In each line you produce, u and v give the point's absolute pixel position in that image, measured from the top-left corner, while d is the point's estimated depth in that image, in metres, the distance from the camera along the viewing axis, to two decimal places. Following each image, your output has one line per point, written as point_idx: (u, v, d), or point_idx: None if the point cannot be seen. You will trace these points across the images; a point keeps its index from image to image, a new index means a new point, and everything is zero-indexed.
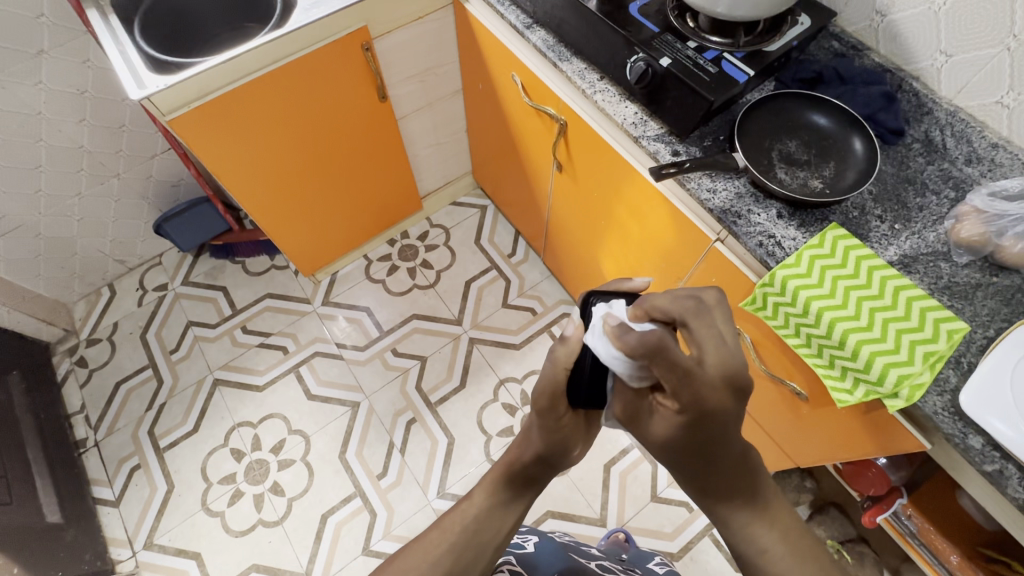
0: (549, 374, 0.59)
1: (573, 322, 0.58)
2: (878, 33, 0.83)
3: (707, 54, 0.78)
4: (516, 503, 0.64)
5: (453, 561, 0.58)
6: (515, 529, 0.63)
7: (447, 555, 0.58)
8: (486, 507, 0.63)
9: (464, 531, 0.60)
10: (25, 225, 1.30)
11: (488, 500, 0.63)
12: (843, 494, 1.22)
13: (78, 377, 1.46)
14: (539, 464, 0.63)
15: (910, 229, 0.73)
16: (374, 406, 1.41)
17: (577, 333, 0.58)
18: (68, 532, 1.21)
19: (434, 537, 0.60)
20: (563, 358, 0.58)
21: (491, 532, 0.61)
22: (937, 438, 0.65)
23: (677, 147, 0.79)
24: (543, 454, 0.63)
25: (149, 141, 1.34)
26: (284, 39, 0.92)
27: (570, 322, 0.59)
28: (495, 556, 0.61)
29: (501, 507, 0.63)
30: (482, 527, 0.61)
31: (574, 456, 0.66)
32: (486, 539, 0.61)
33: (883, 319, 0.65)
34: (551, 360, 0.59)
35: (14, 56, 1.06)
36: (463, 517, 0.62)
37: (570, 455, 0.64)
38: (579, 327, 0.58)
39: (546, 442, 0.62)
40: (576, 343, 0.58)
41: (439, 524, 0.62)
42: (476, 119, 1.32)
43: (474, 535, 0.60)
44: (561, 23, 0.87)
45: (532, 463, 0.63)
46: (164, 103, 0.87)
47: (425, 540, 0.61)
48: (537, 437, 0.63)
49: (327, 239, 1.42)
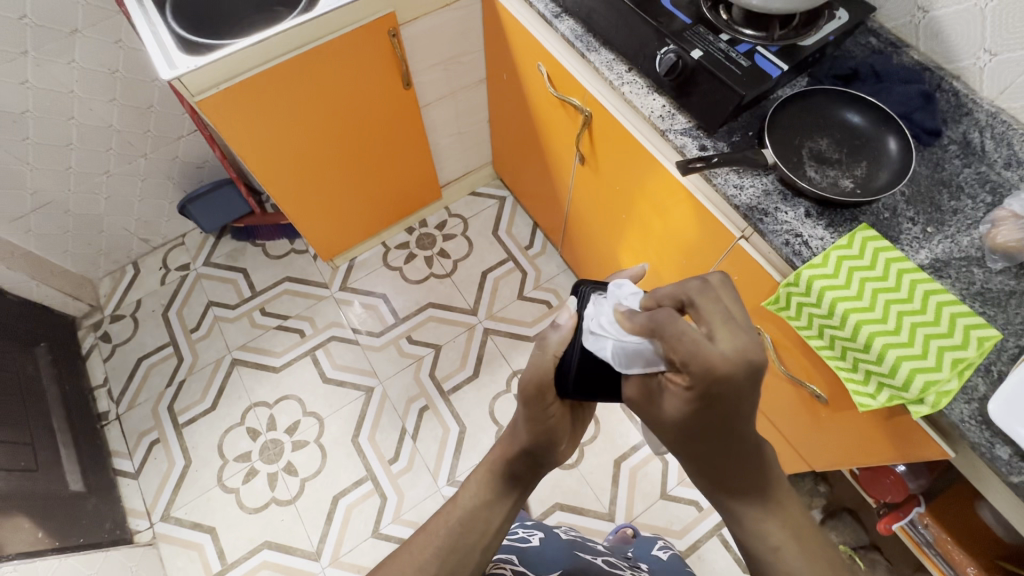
0: (536, 359, 0.59)
1: (566, 310, 0.59)
2: (919, 30, 0.80)
3: (740, 47, 0.76)
4: (501, 501, 0.62)
5: (441, 565, 0.58)
6: (504, 528, 0.62)
7: (433, 561, 0.58)
8: (470, 508, 0.62)
9: (451, 533, 0.60)
10: (55, 201, 1.33)
11: (475, 500, 0.62)
12: (857, 500, 1.21)
13: (102, 351, 1.50)
14: (524, 458, 0.62)
15: (943, 232, 0.71)
16: (388, 391, 1.43)
17: (569, 322, 0.58)
18: (90, 500, 1.25)
19: (419, 544, 0.60)
20: (552, 342, 0.59)
21: (479, 533, 0.60)
22: (963, 447, 0.64)
23: (704, 141, 0.78)
24: (530, 446, 0.62)
25: (176, 123, 1.36)
26: (311, 23, 0.92)
27: (565, 310, 0.59)
28: (484, 556, 0.60)
29: (493, 503, 0.62)
30: (469, 528, 0.60)
31: (563, 450, 0.65)
32: (473, 541, 0.60)
33: (912, 323, 0.64)
34: (540, 343, 0.59)
35: (50, 35, 1.07)
36: (449, 520, 0.61)
37: (558, 449, 0.63)
38: (572, 315, 0.59)
39: (532, 434, 0.61)
40: (569, 331, 0.58)
41: (425, 529, 0.61)
42: (499, 109, 1.31)
43: (460, 538, 0.59)
44: (591, 13, 0.86)
45: (517, 455, 0.63)
46: (194, 84, 0.88)
47: (413, 544, 0.60)
48: (523, 431, 0.62)
49: (346, 225, 1.44)
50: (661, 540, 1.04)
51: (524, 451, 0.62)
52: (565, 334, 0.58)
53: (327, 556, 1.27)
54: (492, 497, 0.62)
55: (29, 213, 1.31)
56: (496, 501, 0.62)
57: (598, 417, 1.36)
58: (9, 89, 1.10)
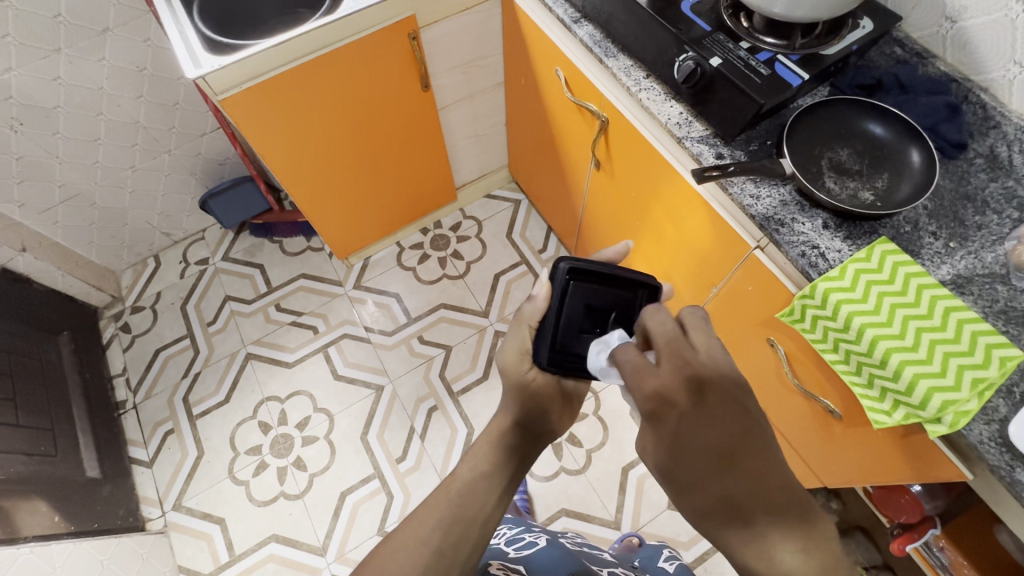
0: (514, 329, 0.67)
1: (540, 281, 0.66)
2: (947, 40, 0.79)
3: (760, 55, 0.75)
4: (499, 477, 0.62)
5: (442, 537, 0.57)
6: (500, 506, 0.61)
7: (435, 533, 0.57)
8: (470, 480, 0.61)
9: (451, 507, 0.59)
10: (82, 194, 1.37)
11: (474, 472, 0.61)
12: (871, 519, 1.18)
13: (122, 342, 1.54)
14: (519, 430, 0.64)
15: (966, 248, 0.70)
16: (398, 390, 1.44)
17: (543, 292, 0.66)
18: (106, 487, 1.28)
19: (420, 518, 0.58)
20: (529, 313, 0.66)
21: (479, 504, 0.59)
22: (981, 470, 0.63)
23: (721, 150, 0.77)
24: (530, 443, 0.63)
25: (200, 121, 1.39)
26: (332, 25, 0.93)
27: (539, 282, 0.67)
28: (485, 531, 0.59)
29: (492, 480, 0.61)
30: (469, 500, 0.59)
31: (555, 421, 0.66)
32: (473, 514, 0.59)
33: (930, 339, 0.62)
34: (518, 314, 0.67)
35: (81, 33, 1.11)
36: (449, 492, 0.60)
37: (552, 417, 0.65)
38: (545, 285, 0.66)
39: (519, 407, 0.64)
40: (541, 302, 0.66)
41: (427, 504, 0.60)
42: (516, 113, 1.31)
43: (461, 510, 0.58)
44: (610, 18, 0.86)
45: (513, 429, 0.63)
46: (216, 82, 0.90)
47: (414, 519, 0.59)
48: (510, 403, 0.64)
49: (362, 224, 1.45)
50: (666, 549, 1.03)
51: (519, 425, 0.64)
52: (539, 304, 0.66)
53: (333, 551, 1.28)
54: (492, 465, 0.62)
55: (57, 205, 1.35)
56: (496, 471, 0.61)
57: (607, 424, 1.35)
58: (42, 84, 1.13)
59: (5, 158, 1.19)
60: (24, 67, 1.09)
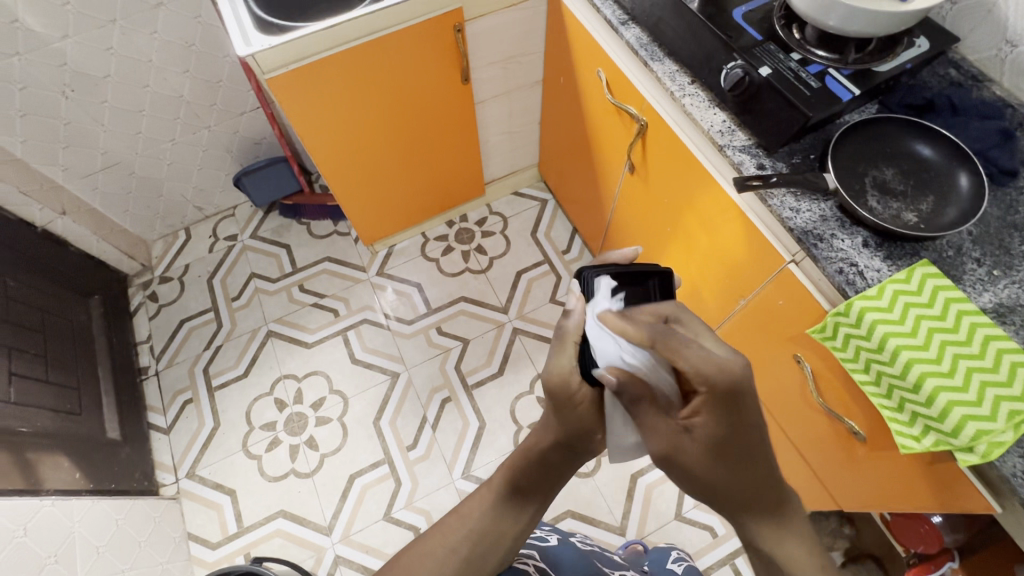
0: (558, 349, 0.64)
1: (573, 296, 0.66)
2: (1004, 63, 0.79)
3: (810, 68, 0.75)
4: (531, 500, 0.67)
5: (472, 547, 0.64)
6: (530, 524, 0.67)
7: (466, 543, 0.64)
8: (503, 494, 0.67)
9: (482, 520, 0.65)
10: (123, 162, 1.40)
11: (507, 488, 0.67)
12: (884, 548, 1.16)
13: (149, 309, 1.57)
14: (558, 449, 0.66)
15: (1010, 277, 0.68)
16: (413, 379, 1.45)
17: (579, 304, 0.65)
18: (125, 449, 1.31)
19: (454, 525, 0.66)
20: (572, 330, 0.64)
21: (511, 521, 0.66)
22: (1010, 504, 0.61)
23: (763, 160, 0.77)
24: (562, 440, 0.66)
25: (240, 99, 1.42)
26: (382, 12, 0.95)
27: (572, 296, 0.66)
28: (513, 546, 0.65)
29: (524, 501, 0.67)
30: (501, 515, 0.66)
31: (596, 441, 0.66)
32: (504, 530, 0.65)
33: (968, 367, 0.61)
34: (560, 333, 0.65)
35: (137, 5, 1.13)
36: (484, 501, 0.67)
37: (594, 441, 0.66)
38: (579, 298, 0.65)
39: (563, 429, 0.65)
40: (580, 315, 0.64)
41: (460, 512, 0.67)
42: (552, 111, 1.32)
43: (492, 525, 0.65)
44: (659, 22, 0.86)
45: (551, 446, 0.66)
46: (266, 61, 0.92)
47: (447, 524, 0.66)
48: (553, 423, 0.66)
49: (389, 212, 1.46)
50: (674, 551, 1.03)
51: (561, 442, 0.66)
52: (579, 318, 0.64)
53: (339, 532, 1.30)
54: (525, 482, 0.67)
55: (98, 171, 1.38)
56: (531, 487, 0.67)
57: None
58: (94, 53, 1.16)
59: (54, 122, 1.23)
60: (80, 35, 1.12)
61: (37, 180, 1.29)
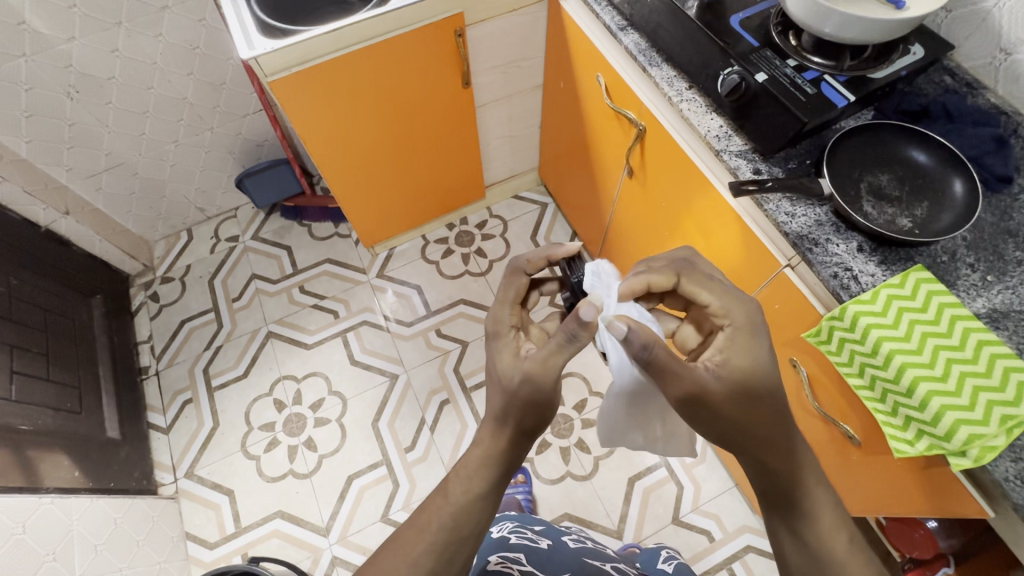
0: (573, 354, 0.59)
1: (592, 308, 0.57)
2: (998, 71, 0.79)
3: (807, 74, 0.75)
4: (492, 491, 0.63)
5: (435, 558, 0.59)
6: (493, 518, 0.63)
7: (428, 555, 0.59)
8: (463, 504, 0.62)
9: (442, 529, 0.60)
10: (126, 163, 1.41)
11: (466, 495, 0.62)
12: (882, 553, 1.16)
13: (150, 309, 1.58)
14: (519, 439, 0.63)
15: (1004, 282, 0.68)
16: (412, 380, 1.45)
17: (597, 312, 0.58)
18: (124, 448, 1.31)
19: (411, 538, 0.61)
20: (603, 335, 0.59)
21: (471, 524, 0.61)
22: (1003, 509, 0.61)
23: (759, 165, 0.78)
24: (528, 429, 0.62)
25: (243, 101, 1.43)
26: (385, 17, 0.96)
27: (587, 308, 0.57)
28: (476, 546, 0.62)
29: (484, 500, 0.62)
30: (461, 521, 0.61)
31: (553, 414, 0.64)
32: (466, 533, 0.61)
33: (961, 371, 0.62)
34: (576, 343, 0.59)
35: (142, 8, 1.15)
36: (440, 515, 0.61)
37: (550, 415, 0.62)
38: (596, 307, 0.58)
39: (525, 416, 0.61)
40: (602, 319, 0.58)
41: (417, 523, 0.62)
42: (552, 115, 1.32)
43: (454, 531, 0.61)
44: (657, 28, 0.87)
45: (512, 439, 0.63)
46: (269, 64, 0.93)
47: (403, 539, 0.61)
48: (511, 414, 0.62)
49: (390, 215, 1.47)
50: (664, 547, 1.04)
51: (525, 434, 0.63)
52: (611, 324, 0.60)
53: (336, 532, 1.30)
54: (486, 483, 0.62)
55: (102, 172, 1.40)
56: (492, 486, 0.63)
57: None
58: (100, 55, 1.18)
59: (60, 124, 1.24)
60: (86, 37, 1.14)
61: (41, 180, 1.30)
